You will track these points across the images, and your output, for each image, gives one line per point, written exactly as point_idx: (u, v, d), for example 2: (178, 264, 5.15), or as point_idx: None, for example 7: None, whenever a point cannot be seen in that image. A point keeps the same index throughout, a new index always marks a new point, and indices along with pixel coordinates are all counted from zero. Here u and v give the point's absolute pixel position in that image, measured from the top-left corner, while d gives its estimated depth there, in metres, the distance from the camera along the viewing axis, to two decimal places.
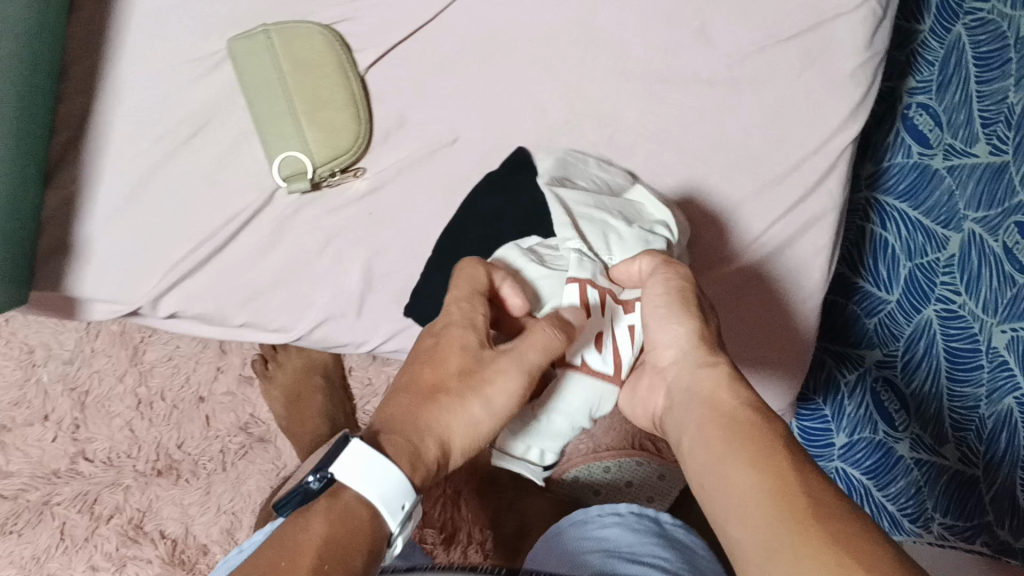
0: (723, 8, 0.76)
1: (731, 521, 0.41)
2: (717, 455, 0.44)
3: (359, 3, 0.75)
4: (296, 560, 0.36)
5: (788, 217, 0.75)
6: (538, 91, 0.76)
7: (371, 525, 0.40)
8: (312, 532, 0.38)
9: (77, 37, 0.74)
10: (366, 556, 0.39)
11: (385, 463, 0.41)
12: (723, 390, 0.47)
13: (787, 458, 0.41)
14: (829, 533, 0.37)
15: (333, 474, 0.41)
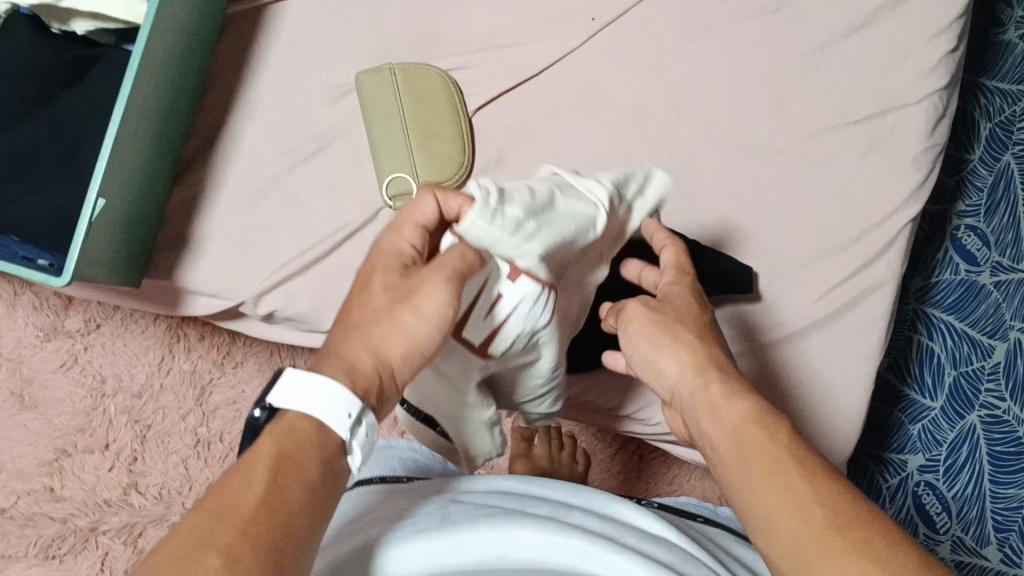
0: (801, 90, 0.84)
1: (760, 540, 0.43)
2: (741, 477, 0.45)
3: (474, 55, 0.84)
4: (249, 477, 0.38)
5: (846, 284, 0.81)
6: (627, 145, 0.83)
7: (317, 440, 0.41)
8: (260, 449, 0.39)
9: (222, 55, 0.84)
10: (317, 460, 0.40)
11: (319, 381, 0.42)
12: (726, 405, 0.49)
13: (796, 466, 0.43)
14: (853, 544, 0.38)
15: (271, 403, 0.42)
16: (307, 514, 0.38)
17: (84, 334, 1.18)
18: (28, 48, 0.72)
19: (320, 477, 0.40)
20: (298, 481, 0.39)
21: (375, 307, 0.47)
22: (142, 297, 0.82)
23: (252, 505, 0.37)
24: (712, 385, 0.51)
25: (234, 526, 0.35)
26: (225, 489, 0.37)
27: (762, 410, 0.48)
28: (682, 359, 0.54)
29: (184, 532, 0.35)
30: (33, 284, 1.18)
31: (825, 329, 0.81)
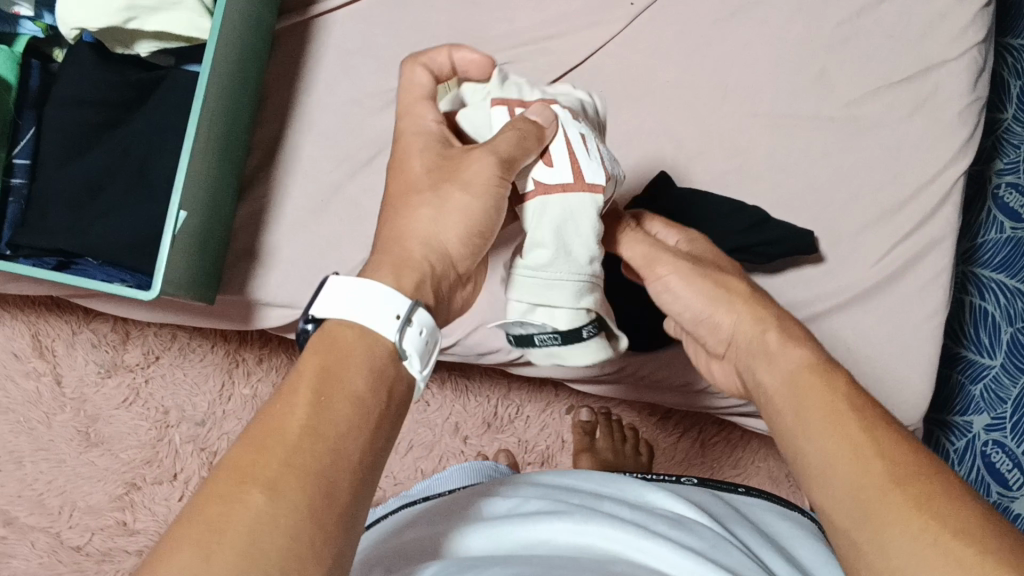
0: (844, 56, 0.85)
1: (815, 484, 0.45)
2: (802, 419, 0.48)
3: (519, 49, 0.85)
4: (292, 401, 0.40)
5: (904, 244, 0.81)
6: (677, 125, 0.84)
7: (366, 350, 0.44)
8: (304, 368, 0.41)
9: (274, 71, 0.85)
10: (360, 371, 0.42)
11: (360, 288, 0.45)
12: (787, 357, 0.52)
13: (857, 417, 0.46)
14: (916, 498, 0.40)
15: (315, 317, 0.45)
16: (352, 432, 0.40)
17: (144, 367, 1.19)
18: (89, 73, 0.74)
19: (365, 389, 0.42)
20: (343, 395, 0.41)
21: (415, 185, 0.53)
22: (216, 314, 0.84)
23: (297, 427, 0.38)
24: (770, 334, 0.54)
25: (279, 453, 0.37)
26: (273, 413, 0.39)
27: (818, 357, 0.51)
28: (737, 314, 0.58)
29: (231, 467, 0.37)
30: (90, 321, 1.19)
31: (889, 288, 0.81)
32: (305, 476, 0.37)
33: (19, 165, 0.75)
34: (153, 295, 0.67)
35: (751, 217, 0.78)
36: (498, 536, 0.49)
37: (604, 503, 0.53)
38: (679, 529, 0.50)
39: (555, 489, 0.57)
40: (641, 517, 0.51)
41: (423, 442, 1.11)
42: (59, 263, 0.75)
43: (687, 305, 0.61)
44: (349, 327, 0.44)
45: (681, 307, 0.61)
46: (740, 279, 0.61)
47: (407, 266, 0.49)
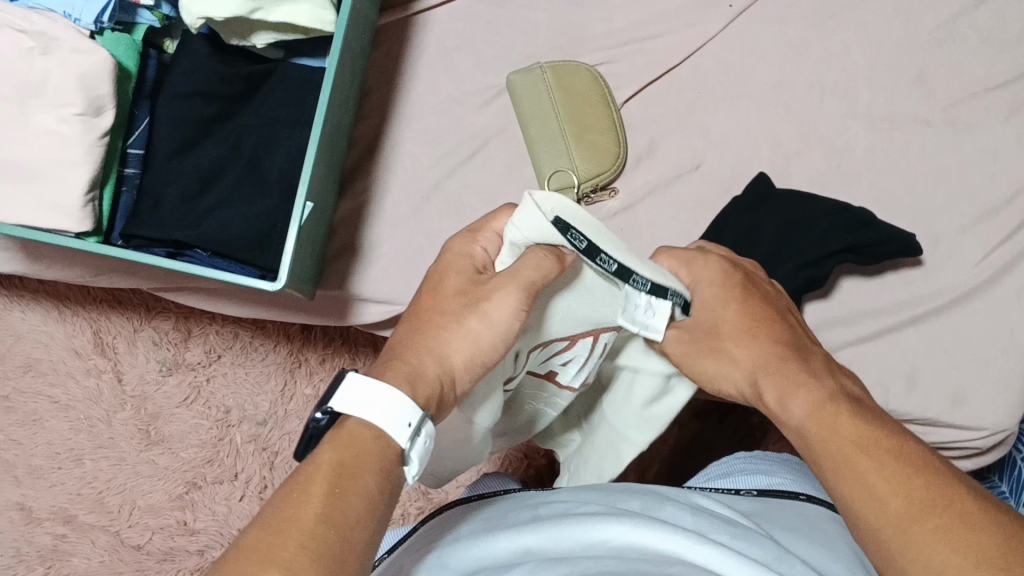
0: (940, 59, 0.85)
1: (847, 526, 0.46)
2: (820, 464, 0.48)
3: (617, 49, 0.86)
4: (309, 491, 0.41)
5: (1007, 244, 0.81)
6: (774, 127, 0.84)
7: (376, 446, 0.44)
8: (320, 462, 0.42)
9: (376, 64, 0.86)
10: (376, 472, 0.43)
11: (377, 388, 0.45)
12: (788, 394, 0.51)
13: (866, 454, 0.46)
14: (934, 530, 0.41)
15: (335, 408, 0.44)
16: (361, 521, 0.41)
17: (206, 366, 1.13)
18: (204, 65, 0.74)
19: (377, 490, 0.43)
20: (354, 491, 0.42)
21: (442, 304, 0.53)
22: (312, 311, 0.84)
23: (310, 518, 0.40)
24: (768, 376, 0.53)
25: (294, 540, 0.38)
26: (285, 506, 0.40)
27: (824, 395, 0.50)
28: (732, 365, 0.55)
29: (247, 546, 0.38)
30: (152, 319, 1.14)
31: (988, 290, 0.80)
32: (327, 561, 0.38)
33: (132, 155, 0.74)
34: (280, 287, 0.68)
35: (858, 216, 0.77)
36: (551, 535, 0.47)
37: (661, 509, 0.52)
38: (736, 538, 0.48)
39: (604, 497, 0.55)
40: (699, 523, 0.50)
41: None
42: (169, 253, 0.74)
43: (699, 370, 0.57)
44: (367, 432, 0.44)
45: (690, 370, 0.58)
46: (747, 317, 0.56)
47: (426, 376, 0.48)
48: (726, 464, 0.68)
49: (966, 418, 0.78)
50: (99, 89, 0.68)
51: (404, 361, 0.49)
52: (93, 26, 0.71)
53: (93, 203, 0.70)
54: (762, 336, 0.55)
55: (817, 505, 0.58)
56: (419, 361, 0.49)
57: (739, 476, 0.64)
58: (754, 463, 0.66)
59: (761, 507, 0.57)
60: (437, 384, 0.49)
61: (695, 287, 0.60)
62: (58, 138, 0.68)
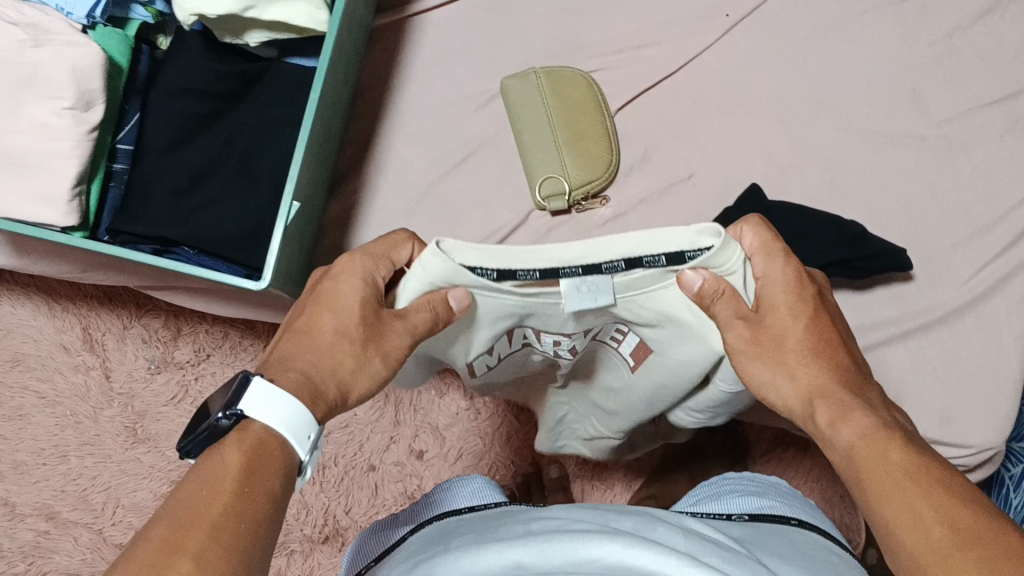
0: (936, 75, 0.85)
1: (887, 551, 0.44)
2: (866, 489, 0.46)
3: (613, 57, 0.86)
4: (216, 490, 0.40)
5: (997, 262, 0.80)
6: (769, 138, 0.84)
7: (282, 456, 0.43)
8: (229, 463, 0.41)
9: (371, 67, 0.86)
10: (281, 474, 0.43)
11: (285, 395, 0.44)
12: (839, 421, 0.49)
13: (912, 483, 0.44)
14: (971, 558, 0.40)
15: (241, 410, 0.43)
16: (267, 523, 0.41)
17: (195, 364, 1.12)
18: (199, 63, 0.73)
19: (282, 491, 0.43)
20: (263, 490, 0.41)
21: (344, 325, 0.50)
22: None
23: (220, 513, 0.39)
24: (819, 405, 0.50)
25: (204, 532, 0.38)
26: (190, 505, 0.39)
27: (871, 425, 0.48)
28: (784, 389, 0.52)
29: (157, 540, 0.37)
30: (142, 316, 1.13)
31: (978, 309, 0.80)
32: (238, 558, 0.38)
33: (121, 150, 0.74)
34: (264, 286, 0.68)
35: (850, 230, 0.77)
36: (543, 551, 0.46)
37: (654, 530, 0.50)
38: (728, 561, 0.47)
39: (595, 515, 0.53)
40: (690, 546, 0.49)
41: (472, 450, 1.04)
42: (155, 250, 0.73)
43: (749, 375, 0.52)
44: (273, 441, 0.43)
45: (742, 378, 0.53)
46: (808, 336, 0.52)
47: (322, 388, 0.47)
48: (716, 485, 0.67)
49: (954, 437, 0.77)
50: (91, 83, 0.67)
51: (297, 373, 0.47)
52: (85, 21, 0.70)
53: (79, 197, 0.69)
54: (821, 358, 0.51)
55: (808, 530, 0.57)
56: (312, 371, 0.48)
57: (730, 497, 0.63)
58: (742, 484, 0.65)
59: (753, 533, 0.55)
60: (331, 396, 0.48)
61: (764, 288, 0.52)
62: (48, 130, 0.67)
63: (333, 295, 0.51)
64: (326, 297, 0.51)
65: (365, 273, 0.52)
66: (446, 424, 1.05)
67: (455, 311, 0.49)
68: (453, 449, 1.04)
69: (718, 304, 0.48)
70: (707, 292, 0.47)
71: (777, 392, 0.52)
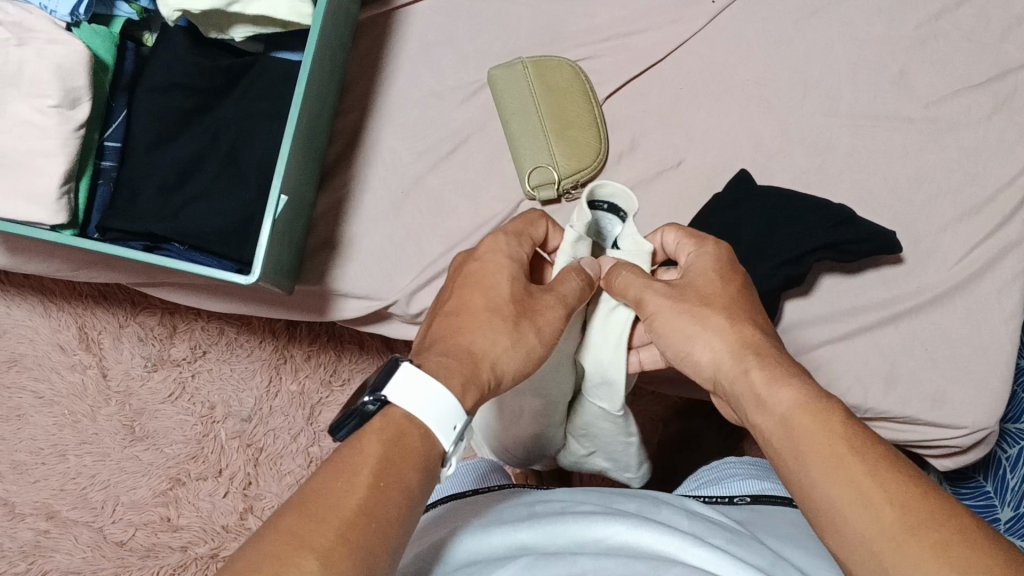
0: (923, 58, 0.85)
1: (825, 529, 0.43)
2: (802, 458, 0.45)
3: (600, 45, 0.86)
4: (355, 477, 0.41)
5: (987, 243, 0.81)
6: (757, 124, 0.84)
7: (422, 446, 0.44)
8: (366, 451, 0.42)
9: (358, 59, 0.86)
10: (419, 466, 0.43)
11: (434, 384, 0.45)
12: (765, 382, 0.50)
13: (855, 457, 0.43)
14: (926, 540, 0.39)
15: (386, 396, 0.44)
16: (401, 518, 0.41)
17: (191, 361, 1.12)
18: (182, 58, 0.73)
19: (418, 488, 0.43)
20: (398, 486, 0.41)
21: (495, 308, 0.54)
22: (291, 305, 0.83)
23: (351, 508, 0.39)
24: (752, 371, 0.51)
25: (333, 529, 0.38)
26: (326, 495, 0.40)
27: (811, 395, 0.47)
28: (715, 346, 0.54)
29: (286, 532, 0.37)
30: (137, 315, 1.13)
31: (968, 289, 0.80)
32: (370, 555, 0.38)
33: (109, 148, 0.74)
34: (252, 279, 0.68)
35: (836, 214, 0.77)
36: (547, 532, 0.47)
37: (658, 512, 0.51)
38: (733, 543, 0.48)
39: (599, 497, 0.54)
40: (694, 526, 0.49)
41: (469, 441, 1.04)
42: (145, 246, 0.74)
43: (667, 340, 0.57)
44: (413, 431, 0.44)
45: (663, 342, 0.57)
46: (727, 293, 0.56)
47: (475, 371, 0.49)
48: (718, 469, 0.67)
49: (944, 419, 0.77)
50: (75, 81, 0.67)
51: (450, 359, 0.49)
52: (68, 18, 0.70)
53: (68, 195, 0.69)
54: (743, 332, 0.54)
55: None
56: (465, 354, 0.50)
57: (732, 479, 0.63)
58: (743, 467, 0.65)
59: (756, 516, 0.56)
60: (485, 379, 0.50)
61: (698, 260, 0.60)
62: (34, 129, 0.67)
63: (488, 276, 0.55)
64: (476, 279, 0.56)
65: (512, 255, 0.58)
66: None
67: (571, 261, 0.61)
68: None
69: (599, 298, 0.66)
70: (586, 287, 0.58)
71: (701, 350, 0.55)
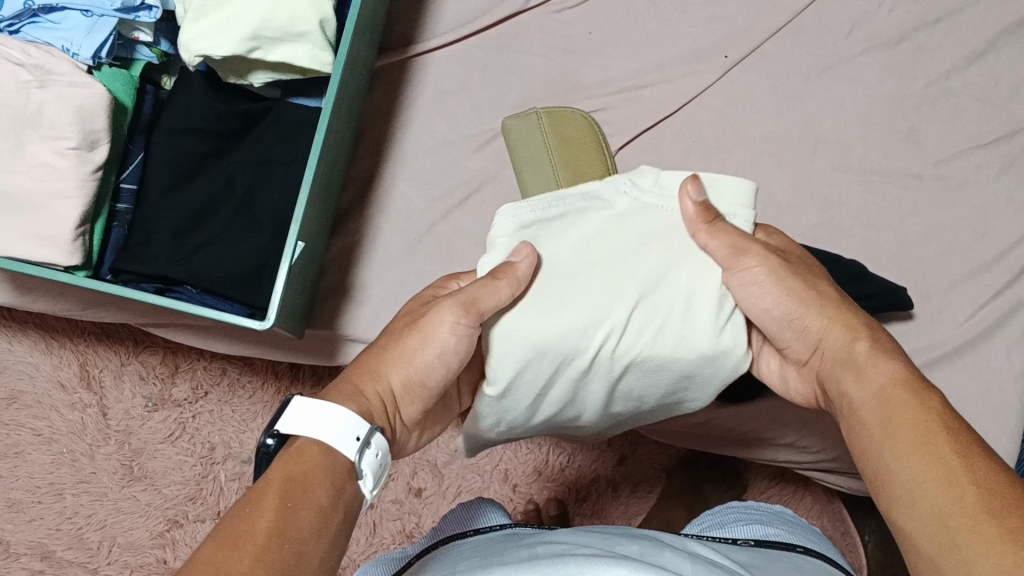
0: (933, 116, 0.86)
1: (900, 501, 0.45)
2: (889, 433, 0.47)
3: (615, 96, 0.87)
4: (260, 505, 0.41)
5: (997, 300, 0.81)
6: (767, 177, 0.85)
7: (326, 461, 0.45)
8: (269, 478, 0.43)
9: (373, 106, 0.87)
10: (326, 482, 0.44)
11: (322, 407, 0.46)
12: (871, 352, 0.52)
13: (948, 439, 0.45)
14: (1007, 527, 0.39)
15: (281, 430, 0.45)
16: (314, 536, 0.42)
17: (192, 402, 1.10)
18: (201, 102, 0.74)
19: (329, 502, 0.43)
20: (308, 503, 0.42)
21: (397, 330, 0.57)
22: (298, 350, 0.83)
23: (265, 531, 0.40)
24: (858, 342, 0.53)
25: (251, 553, 0.38)
26: (239, 520, 0.40)
27: (910, 372, 0.50)
28: (826, 318, 0.55)
29: (203, 559, 0.37)
30: (140, 353, 1.11)
31: (979, 347, 0.80)
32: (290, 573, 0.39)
33: (125, 190, 0.74)
34: (267, 327, 0.68)
35: (850, 269, 0.76)
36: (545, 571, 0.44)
37: (661, 555, 0.49)
38: None
39: (601, 539, 0.52)
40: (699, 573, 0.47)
41: (470, 488, 1.03)
42: (157, 288, 0.74)
43: (777, 302, 0.56)
44: (314, 450, 0.45)
45: (771, 304, 0.56)
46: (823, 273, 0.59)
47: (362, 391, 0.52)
48: (723, 513, 0.67)
49: None
50: (95, 122, 0.68)
51: (349, 382, 0.52)
52: (91, 61, 0.71)
53: (83, 237, 0.69)
54: (848, 316, 0.55)
55: (814, 558, 0.57)
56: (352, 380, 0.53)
57: (742, 523, 0.62)
58: (747, 512, 0.65)
59: (759, 559, 0.55)
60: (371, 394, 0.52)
61: None
62: (52, 171, 0.67)
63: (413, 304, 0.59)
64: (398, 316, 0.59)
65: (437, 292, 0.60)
66: (445, 461, 1.04)
67: (697, 203, 0.58)
68: (451, 486, 1.03)
69: (720, 218, 0.58)
70: (705, 205, 0.58)
71: (795, 337, 0.57)
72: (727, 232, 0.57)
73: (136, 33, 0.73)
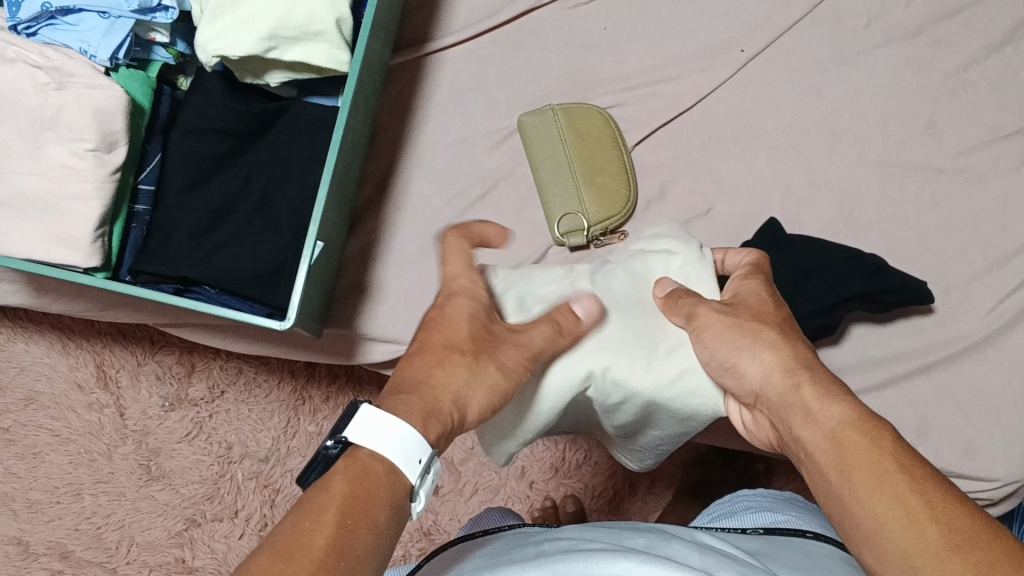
0: (952, 108, 0.85)
1: (866, 548, 0.44)
2: (841, 476, 0.46)
3: (631, 92, 0.86)
4: (319, 517, 0.38)
5: (1018, 293, 0.80)
6: (785, 172, 0.84)
7: (388, 482, 0.42)
8: (331, 487, 0.40)
9: (388, 104, 0.87)
10: (386, 504, 0.41)
11: (396, 422, 0.43)
12: (819, 389, 0.51)
13: (907, 479, 0.44)
14: (973, 562, 0.39)
15: (348, 438, 0.42)
16: (369, 557, 0.38)
17: (208, 402, 1.10)
18: (217, 102, 0.74)
19: (387, 525, 0.40)
20: (367, 525, 0.39)
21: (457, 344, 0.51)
22: (316, 349, 0.83)
23: (321, 546, 0.36)
24: (803, 386, 0.51)
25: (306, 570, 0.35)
26: (294, 532, 0.37)
27: (861, 413, 0.48)
28: (764, 361, 0.54)
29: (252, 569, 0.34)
30: (156, 353, 1.11)
31: (1000, 341, 0.79)
32: None
33: (143, 191, 0.75)
34: (287, 326, 0.67)
35: (869, 264, 0.76)
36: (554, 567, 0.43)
37: (667, 547, 0.48)
38: None
39: (611, 534, 0.51)
40: (703, 561, 0.46)
41: (487, 485, 1.03)
42: (176, 289, 0.74)
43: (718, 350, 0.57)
44: (382, 469, 0.42)
45: (708, 355, 0.58)
46: (776, 313, 0.57)
47: (437, 406, 0.47)
48: (733, 503, 0.66)
49: (978, 471, 0.77)
50: (114, 124, 0.68)
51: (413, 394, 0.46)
52: (107, 63, 0.71)
53: (102, 239, 0.69)
54: (794, 352, 0.54)
55: (827, 543, 0.55)
56: (426, 390, 0.47)
57: (755, 513, 0.62)
58: (757, 500, 0.64)
59: (769, 546, 0.54)
60: (445, 413, 0.47)
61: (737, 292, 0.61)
62: (71, 173, 0.67)
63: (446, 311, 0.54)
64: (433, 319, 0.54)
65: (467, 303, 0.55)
66: (462, 458, 1.04)
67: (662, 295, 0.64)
68: (468, 483, 1.03)
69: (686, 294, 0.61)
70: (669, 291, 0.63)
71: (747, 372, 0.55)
72: (685, 305, 0.61)
73: (152, 34, 0.73)
